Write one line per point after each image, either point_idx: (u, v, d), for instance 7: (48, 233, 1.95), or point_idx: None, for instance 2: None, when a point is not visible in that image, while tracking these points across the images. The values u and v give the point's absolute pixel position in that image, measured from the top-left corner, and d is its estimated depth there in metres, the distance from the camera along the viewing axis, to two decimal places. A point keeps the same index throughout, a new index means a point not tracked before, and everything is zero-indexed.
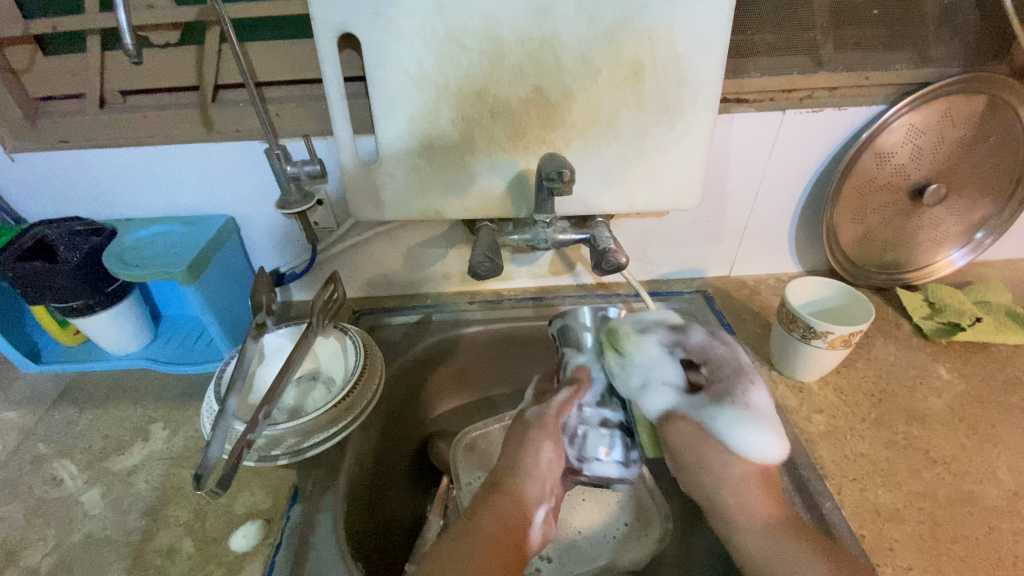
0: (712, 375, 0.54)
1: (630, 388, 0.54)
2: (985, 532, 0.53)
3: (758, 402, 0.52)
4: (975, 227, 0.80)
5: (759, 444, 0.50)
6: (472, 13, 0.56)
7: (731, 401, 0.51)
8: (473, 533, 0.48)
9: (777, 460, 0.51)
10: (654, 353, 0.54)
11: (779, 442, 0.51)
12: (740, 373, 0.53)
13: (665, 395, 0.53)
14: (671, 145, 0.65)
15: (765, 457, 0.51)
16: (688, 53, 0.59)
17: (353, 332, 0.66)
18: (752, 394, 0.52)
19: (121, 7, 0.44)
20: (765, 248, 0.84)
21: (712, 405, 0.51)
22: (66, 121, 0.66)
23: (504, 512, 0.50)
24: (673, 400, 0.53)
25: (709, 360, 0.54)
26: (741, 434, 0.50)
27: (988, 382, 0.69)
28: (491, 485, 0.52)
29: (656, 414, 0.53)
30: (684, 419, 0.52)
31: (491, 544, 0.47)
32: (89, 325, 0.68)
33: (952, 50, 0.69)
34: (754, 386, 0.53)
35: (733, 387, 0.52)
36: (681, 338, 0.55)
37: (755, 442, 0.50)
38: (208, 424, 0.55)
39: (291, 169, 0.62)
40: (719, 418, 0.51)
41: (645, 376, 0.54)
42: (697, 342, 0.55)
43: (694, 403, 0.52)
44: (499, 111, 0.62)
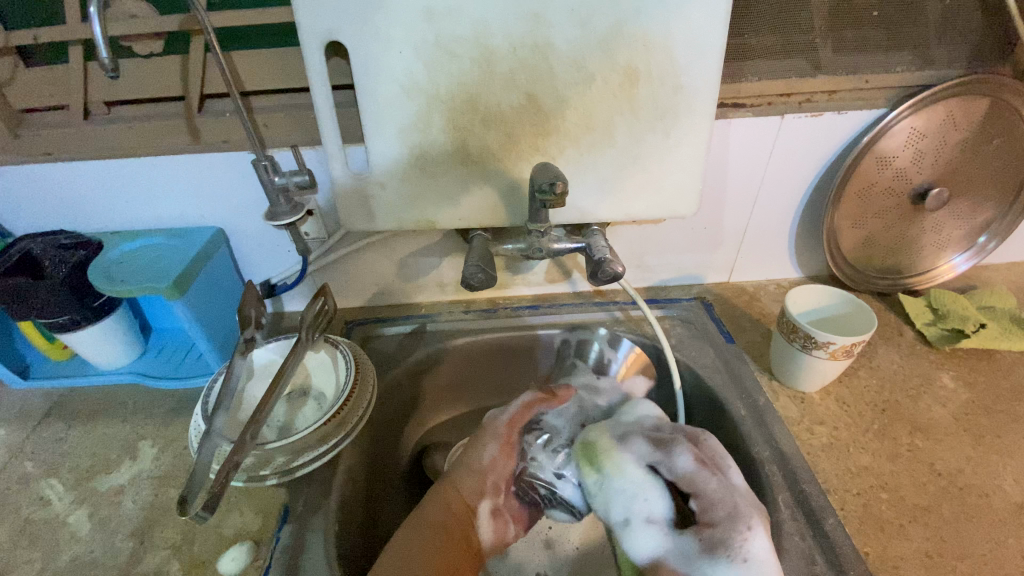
0: (701, 514, 0.50)
1: (611, 520, 0.55)
2: (992, 547, 0.52)
3: (756, 552, 0.47)
4: (978, 231, 0.78)
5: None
6: (461, 19, 0.55)
7: (725, 552, 0.47)
8: (421, 525, 0.52)
9: None
10: (638, 477, 0.55)
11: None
12: (735, 516, 0.48)
13: (653, 536, 0.52)
14: (667, 152, 0.64)
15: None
16: (684, 58, 0.58)
17: (344, 346, 0.65)
18: (747, 542, 0.47)
19: (96, 18, 0.43)
20: (765, 254, 0.82)
21: (700, 557, 0.48)
22: (49, 133, 0.64)
23: (451, 505, 0.54)
24: (661, 541, 0.51)
25: (697, 493, 0.52)
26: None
27: (994, 390, 0.67)
28: None
29: (643, 556, 0.52)
30: (670, 568, 0.49)
31: (433, 534, 0.52)
32: (77, 340, 0.66)
33: (954, 52, 0.67)
34: (752, 522, 0.48)
35: (726, 532, 0.48)
36: (664, 459, 0.55)
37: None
38: (194, 444, 0.53)
39: (279, 180, 0.60)
40: (709, 572, 0.47)
41: (625, 509, 0.54)
42: (684, 468, 0.53)
43: (682, 548, 0.50)
44: (491, 119, 0.61)
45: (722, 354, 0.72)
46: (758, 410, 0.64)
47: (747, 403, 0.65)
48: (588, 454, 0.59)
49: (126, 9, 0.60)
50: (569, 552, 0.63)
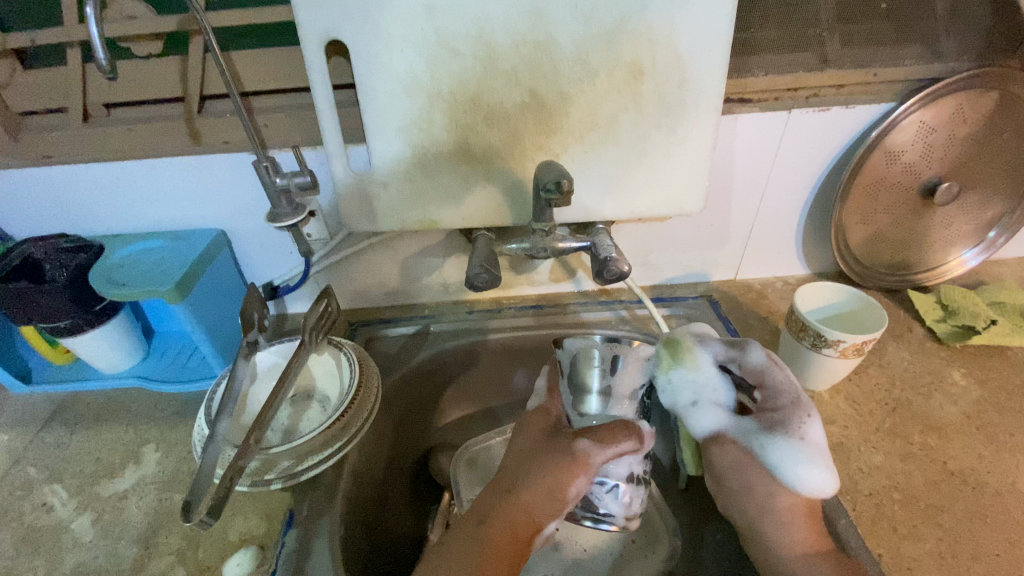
0: (763, 401, 0.51)
1: (676, 404, 0.53)
2: (1008, 547, 0.51)
3: (812, 436, 0.49)
4: (988, 225, 0.77)
5: (809, 480, 0.48)
6: (463, 17, 0.54)
7: (786, 432, 0.49)
8: (478, 539, 0.47)
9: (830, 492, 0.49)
10: (709, 370, 0.52)
11: (832, 478, 0.49)
12: (798, 404, 0.49)
13: (712, 412, 0.52)
14: (673, 148, 0.63)
15: (817, 492, 0.49)
16: (689, 53, 0.57)
17: (348, 347, 0.65)
18: (809, 427, 0.49)
19: (93, 19, 0.42)
20: (772, 250, 0.81)
21: (762, 434, 0.50)
22: (49, 136, 0.63)
23: (516, 523, 0.48)
24: (722, 421, 0.52)
25: (763, 385, 0.51)
26: (792, 467, 0.48)
27: (1005, 387, 0.67)
28: (523, 502, 0.49)
29: (702, 432, 0.53)
30: (730, 442, 0.51)
31: (495, 553, 0.47)
32: (79, 345, 0.66)
33: (964, 44, 0.66)
34: (812, 420, 0.49)
35: (789, 416, 0.49)
36: (737, 356, 0.52)
37: (805, 475, 0.48)
38: (198, 449, 0.53)
39: (279, 181, 0.60)
40: (769, 447, 0.49)
41: (696, 394, 0.52)
42: (754, 363, 0.51)
43: (743, 426, 0.51)
44: (494, 118, 0.60)
45: None
46: None
47: None
48: (668, 348, 0.53)
49: (124, 10, 0.59)
50: (578, 554, 0.62)
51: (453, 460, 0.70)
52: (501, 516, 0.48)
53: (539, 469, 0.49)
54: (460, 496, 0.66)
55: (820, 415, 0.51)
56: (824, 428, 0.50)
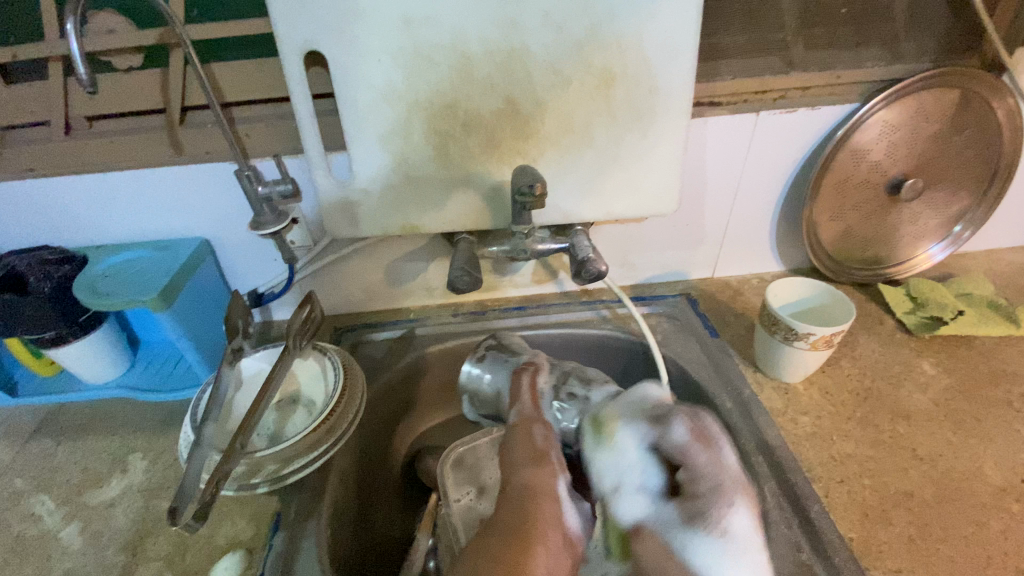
0: (687, 485, 0.42)
1: (601, 488, 0.46)
2: (974, 529, 0.53)
3: (737, 528, 0.40)
4: (954, 219, 0.80)
5: None
6: (438, 27, 0.56)
7: (705, 525, 0.40)
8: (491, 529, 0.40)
9: None
10: (632, 457, 0.46)
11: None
12: (719, 491, 0.41)
13: (638, 501, 0.44)
14: (646, 151, 0.65)
15: None
16: (658, 59, 0.59)
17: (332, 352, 0.66)
18: (730, 519, 0.40)
19: (73, 35, 0.43)
20: (748, 248, 0.84)
21: (682, 526, 0.41)
22: (31, 149, 0.64)
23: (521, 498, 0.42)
24: (646, 507, 0.44)
25: (686, 465, 0.43)
26: (716, 566, 0.39)
27: (973, 375, 0.69)
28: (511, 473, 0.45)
29: (629, 522, 0.44)
30: (653, 535, 0.42)
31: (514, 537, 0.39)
32: (65, 356, 0.66)
33: (922, 45, 0.69)
34: (741, 502, 0.41)
35: (709, 505, 0.41)
36: (659, 435, 0.45)
37: None
38: (184, 454, 0.54)
39: (263, 189, 0.63)
40: (688, 543, 0.40)
41: (617, 479, 0.45)
42: (680, 441, 0.44)
43: (664, 514, 0.42)
44: (471, 124, 0.62)
45: (706, 348, 0.73)
46: (742, 402, 0.65)
47: (732, 396, 0.66)
48: (593, 425, 0.51)
49: (106, 25, 0.60)
50: None
51: (440, 464, 0.69)
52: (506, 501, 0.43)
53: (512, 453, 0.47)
54: (448, 497, 0.66)
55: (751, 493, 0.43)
56: (754, 516, 0.42)
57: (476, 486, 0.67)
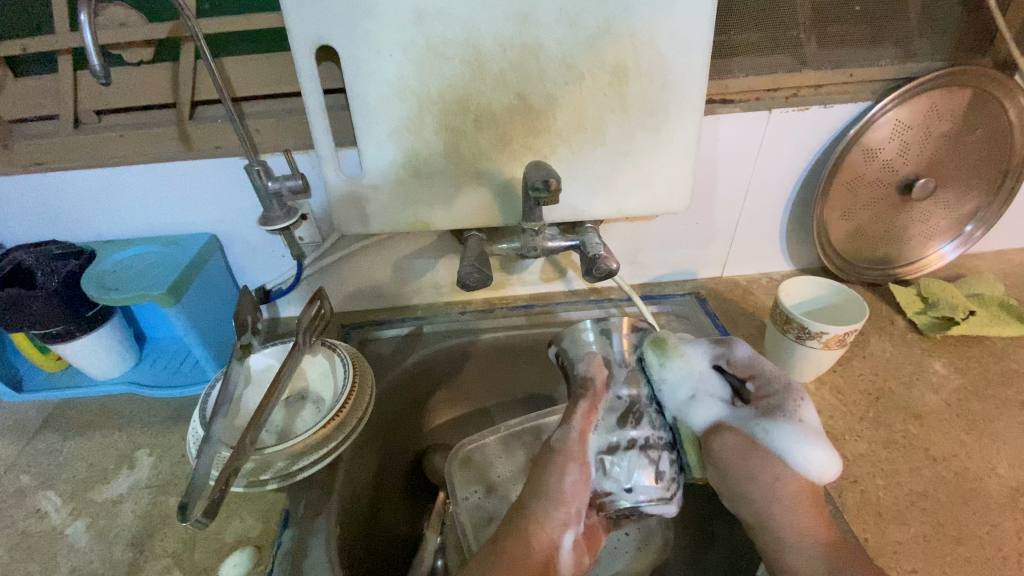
0: (758, 390, 0.51)
1: (676, 400, 0.50)
2: (989, 530, 0.53)
3: (811, 419, 0.49)
4: (965, 219, 0.79)
5: (822, 462, 0.46)
6: (451, 22, 0.56)
7: (785, 415, 0.48)
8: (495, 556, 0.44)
9: (833, 476, 0.47)
10: (699, 368, 0.51)
11: (835, 459, 0.47)
12: (790, 389, 0.50)
13: (711, 404, 0.50)
14: (658, 148, 0.65)
15: (821, 475, 0.47)
16: (672, 56, 0.59)
17: (341, 349, 0.65)
18: (805, 410, 0.48)
19: (87, 27, 0.43)
20: (757, 247, 0.83)
21: (764, 419, 0.48)
22: (39, 143, 0.63)
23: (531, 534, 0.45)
24: (720, 410, 0.50)
25: (756, 373, 0.52)
26: (799, 447, 0.46)
27: (985, 375, 0.68)
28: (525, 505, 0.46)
29: (703, 425, 0.49)
30: (732, 429, 0.48)
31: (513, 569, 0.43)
32: (72, 351, 0.66)
33: (935, 44, 0.69)
34: (813, 408, 0.49)
35: (785, 401, 0.49)
36: (725, 351, 0.53)
37: (817, 457, 0.46)
38: (193, 450, 0.53)
39: (272, 184, 0.61)
40: (772, 430, 0.47)
41: (691, 387, 0.51)
42: (743, 356, 0.52)
43: (741, 414, 0.49)
44: (482, 120, 0.62)
45: None
46: None
47: None
48: (653, 342, 0.52)
49: (117, 18, 0.60)
50: None
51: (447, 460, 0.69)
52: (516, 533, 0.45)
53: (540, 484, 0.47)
54: (455, 495, 0.65)
55: (810, 398, 0.51)
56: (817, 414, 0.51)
57: (484, 484, 0.67)
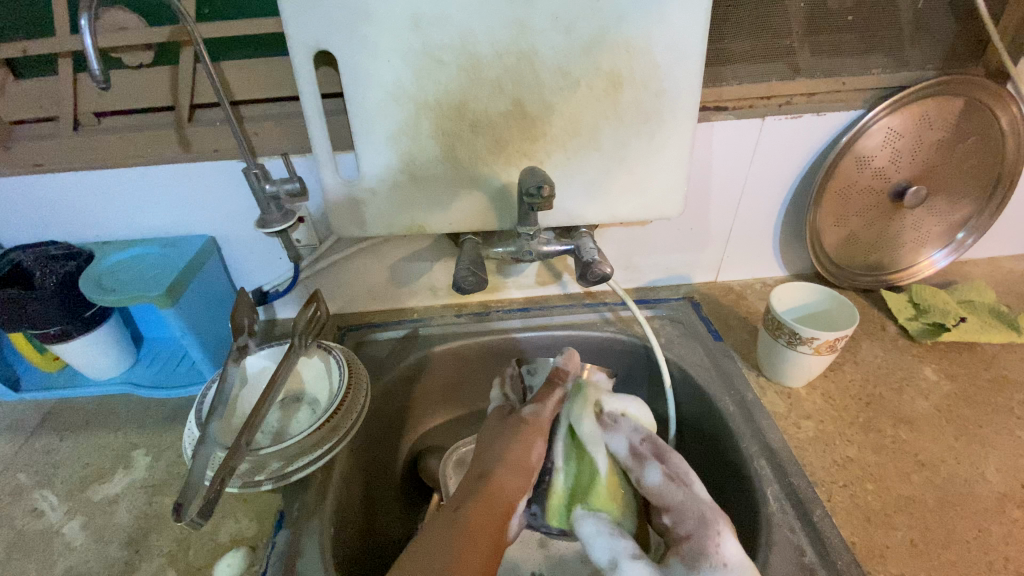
0: (677, 527, 0.49)
1: (584, 529, 0.51)
2: (976, 534, 0.53)
3: (732, 556, 0.46)
4: (957, 227, 0.80)
5: None
6: (448, 28, 0.56)
7: (705, 562, 0.46)
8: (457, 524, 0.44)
9: None
10: (595, 527, 0.50)
11: None
12: (706, 521, 0.48)
13: (631, 545, 0.49)
14: (653, 154, 0.65)
15: None
16: (666, 64, 0.60)
17: (337, 351, 0.66)
18: (726, 546, 0.46)
19: (87, 30, 0.43)
20: (751, 253, 0.84)
21: (683, 572, 0.46)
22: (38, 145, 0.64)
23: (494, 502, 0.46)
24: (625, 542, 0.49)
25: (670, 507, 0.50)
26: None
27: (975, 381, 0.69)
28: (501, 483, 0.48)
29: (617, 571, 0.48)
30: None
31: (471, 535, 0.43)
32: (69, 351, 0.67)
33: (927, 53, 0.69)
34: (728, 524, 0.48)
35: (702, 539, 0.47)
36: (638, 469, 0.53)
37: None
38: (189, 450, 0.54)
39: (269, 188, 0.62)
40: None
41: (595, 530, 0.50)
42: (654, 481, 0.52)
43: (667, 570, 0.47)
44: (479, 125, 0.62)
45: (709, 351, 0.74)
46: (745, 405, 0.66)
47: (735, 399, 0.67)
48: (575, 395, 0.58)
49: (117, 22, 0.60)
50: (561, 551, 0.64)
51: (441, 463, 0.72)
52: (481, 499, 0.46)
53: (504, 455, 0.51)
54: (449, 497, 0.68)
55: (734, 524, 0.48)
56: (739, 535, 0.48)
57: None
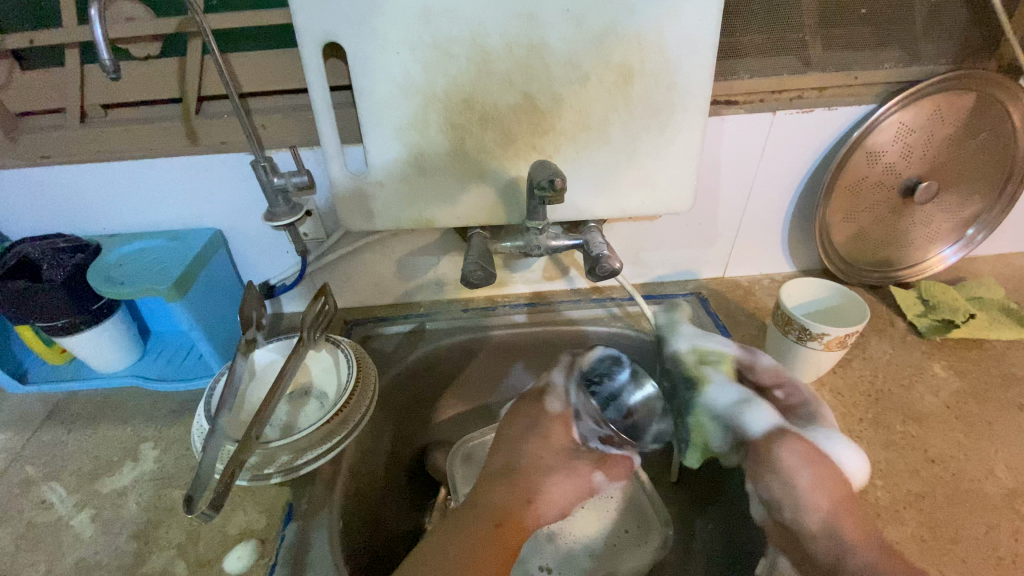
0: (787, 402, 0.57)
1: (727, 405, 0.55)
2: (986, 531, 0.53)
3: (846, 449, 0.52)
4: (967, 223, 0.80)
5: (851, 460, 0.51)
6: (458, 20, 0.56)
7: (823, 424, 0.54)
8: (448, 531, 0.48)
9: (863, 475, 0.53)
10: (737, 394, 0.55)
11: (862, 460, 0.53)
12: (817, 401, 0.57)
13: (766, 412, 0.53)
14: (663, 148, 0.65)
15: (858, 472, 0.52)
16: (677, 57, 0.59)
17: (345, 345, 0.66)
18: (831, 416, 0.55)
19: (97, 21, 0.43)
20: (759, 249, 0.84)
21: (812, 428, 0.53)
22: (43, 138, 0.64)
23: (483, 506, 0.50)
24: (770, 415, 0.52)
25: (756, 376, 0.59)
26: (842, 450, 0.51)
27: (984, 378, 0.69)
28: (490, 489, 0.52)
29: (762, 429, 0.52)
30: (798, 438, 0.50)
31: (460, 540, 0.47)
32: (77, 344, 0.67)
33: (940, 48, 0.69)
34: (830, 414, 0.57)
35: (812, 416, 0.55)
36: (750, 359, 0.60)
37: (848, 455, 0.51)
38: (198, 443, 0.54)
39: (278, 180, 0.62)
40: (824, 437, 0.52)
41: (738, 398, 0.55)
42: (767, 366, 0.59)
43: (799, 427, 0.52)
44: (488, 119, 0.62)
45: None
46: None
47: None
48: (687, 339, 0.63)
49: (124, 12, 0.60)
50: (570, 545, 0.64)
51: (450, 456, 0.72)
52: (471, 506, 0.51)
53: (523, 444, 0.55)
54: (458, 491, 0.69)
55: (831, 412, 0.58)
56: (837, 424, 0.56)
57: None
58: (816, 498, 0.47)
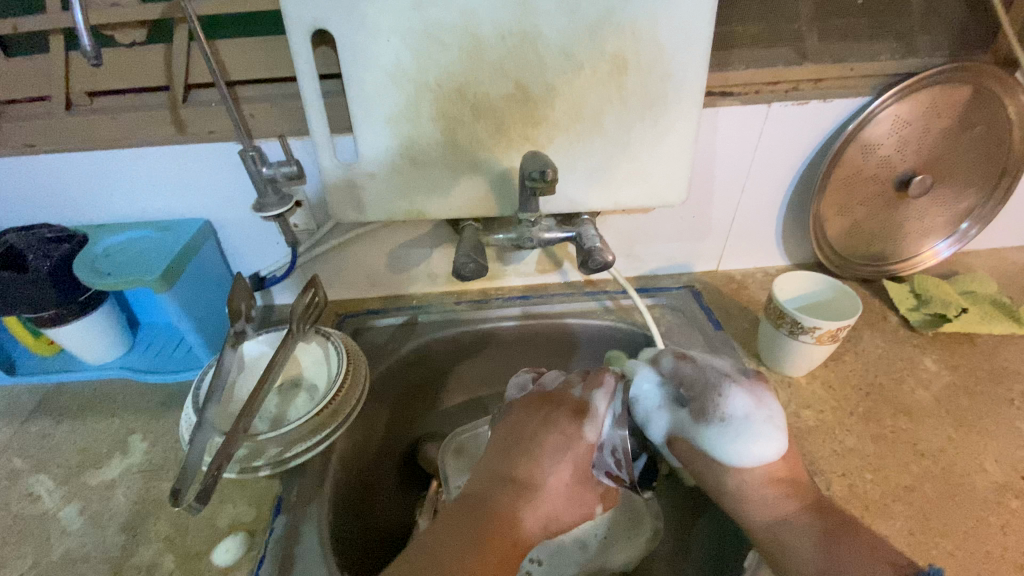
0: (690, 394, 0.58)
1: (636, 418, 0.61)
2: (973, 524, 0.53)
3: (736, 411, 0.55)
4: (961, 217, 0.80)
5: (761, 454, 0.53)
6: (449, 7, 0.55)
7: (709, 416, 0.56)
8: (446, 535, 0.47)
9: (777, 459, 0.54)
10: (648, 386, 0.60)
11: (774, 445, 0.54)
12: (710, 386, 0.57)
13: (661, 419, 0.59)
14: (657, 140, 0.64)
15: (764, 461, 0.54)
16: (672, 47, 0.58)
17: (336, 338, 0.65)
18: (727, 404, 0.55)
19: (76, 6, 0.42)
20: (753, 242, 0.83)
21: (693, 424, 0.57)
22: (30, 123, 0.62)
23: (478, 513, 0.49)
24: (667, 422, 0.59)
25: (682, 381, 0.58)
26: (735, 444, 0.54)
27: (975, 372, 0.69)
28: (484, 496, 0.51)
29: (659, 436, 0.60)
30: (683, 439, 0.58)
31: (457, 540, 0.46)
32: (65, 335, 0.66)
33: (937, 39, 0.68)
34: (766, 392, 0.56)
35: (709, 400, 0.56)
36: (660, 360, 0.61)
37: (755, 450, 0.54)
38: (186, 435, 0.53)
39: (267, 170, 0.62)
40: (705, 433, 0.55)
41: (645, 410, 0.60)
42: (667, 368, 0.60)
43: (687, 421, 0.57)
44: (480, 108, 0.61)
45: (709, 340, 0.74)
46: None
47: None
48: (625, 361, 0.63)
49: None
50: (560, 539, 0.64)
51: (441, 449, 0.72)
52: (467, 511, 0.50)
53: (541, 445, 0.54)
54: (448, 484, 0.68)
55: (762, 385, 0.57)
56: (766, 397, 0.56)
57: None
58: (781, 505, 0.52)
